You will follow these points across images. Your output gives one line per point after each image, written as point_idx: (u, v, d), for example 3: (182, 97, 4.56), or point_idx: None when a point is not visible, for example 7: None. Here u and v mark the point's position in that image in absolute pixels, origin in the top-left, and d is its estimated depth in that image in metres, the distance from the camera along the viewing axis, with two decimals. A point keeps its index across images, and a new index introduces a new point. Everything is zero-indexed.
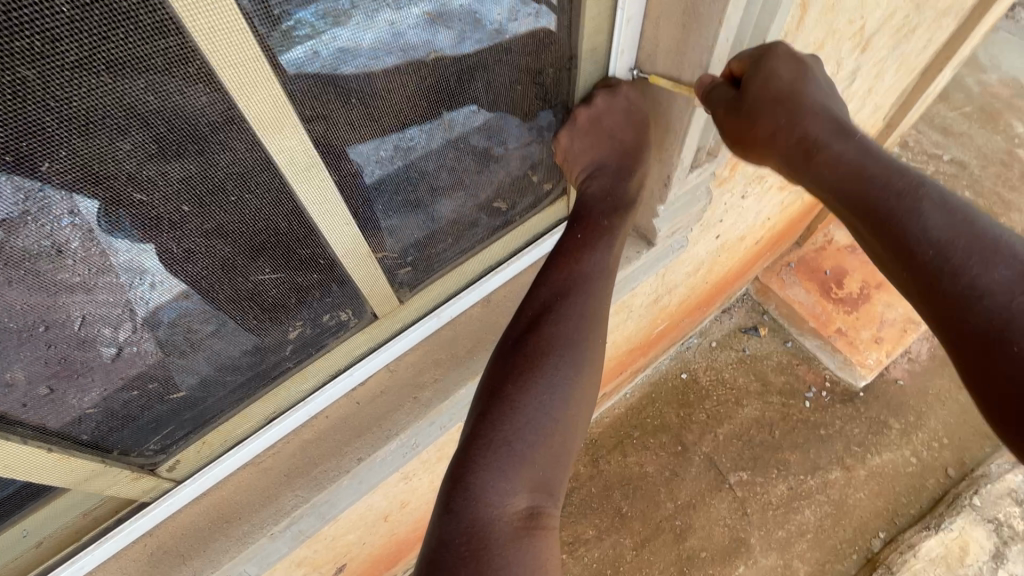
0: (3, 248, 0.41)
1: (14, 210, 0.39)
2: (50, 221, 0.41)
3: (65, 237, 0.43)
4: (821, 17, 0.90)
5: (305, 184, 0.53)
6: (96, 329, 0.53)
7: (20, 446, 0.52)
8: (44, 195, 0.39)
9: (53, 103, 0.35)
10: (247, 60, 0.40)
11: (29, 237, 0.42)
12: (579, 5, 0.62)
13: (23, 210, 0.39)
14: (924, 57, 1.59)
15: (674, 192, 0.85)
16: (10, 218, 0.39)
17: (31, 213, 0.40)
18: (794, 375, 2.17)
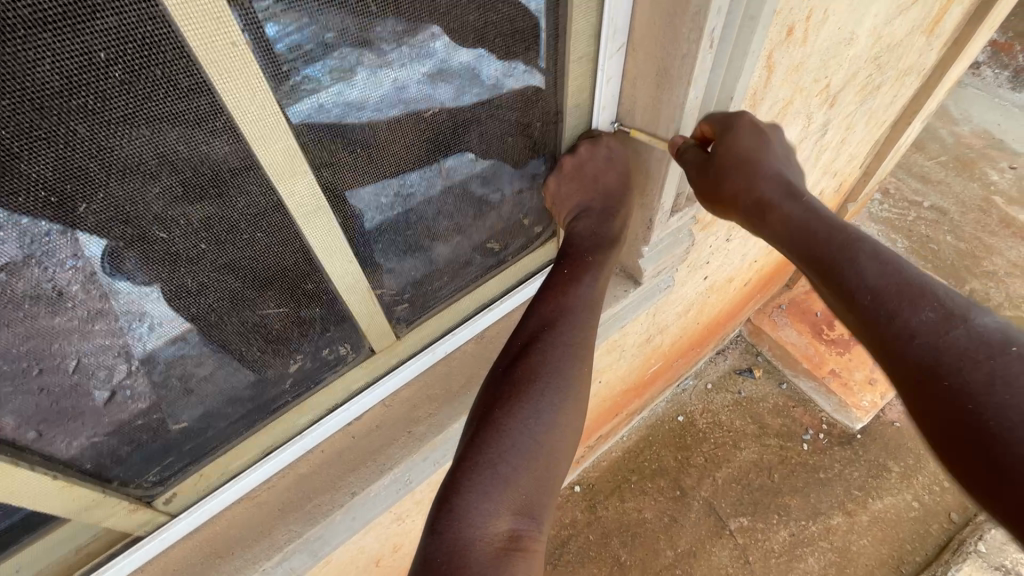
0: (5, 291, 0.43)
1: (18, 254, 0.42)
2: (53, 265, 0.44)
3: (65, 281, 0.46)
4: (787, 76, 0.98)
5: (313, 224, 0.57)
6: (89, 373, 0.55)
7: (31, 472, 0.54)
8: (50, 240, 0.42)
9: (98, 152, 0.39)
10: (267, 116, 0.46)
11: (30, 280, 0.44)
12: (563, 67, 0.69)
13: (27, 254, 0.42)
14: (892, 111, 1.70)
15: (657, 234, 0.91)
16: (13, 262, 0.42)
17: (34, 257, 0.43)
18: (790, 417, 2.18)
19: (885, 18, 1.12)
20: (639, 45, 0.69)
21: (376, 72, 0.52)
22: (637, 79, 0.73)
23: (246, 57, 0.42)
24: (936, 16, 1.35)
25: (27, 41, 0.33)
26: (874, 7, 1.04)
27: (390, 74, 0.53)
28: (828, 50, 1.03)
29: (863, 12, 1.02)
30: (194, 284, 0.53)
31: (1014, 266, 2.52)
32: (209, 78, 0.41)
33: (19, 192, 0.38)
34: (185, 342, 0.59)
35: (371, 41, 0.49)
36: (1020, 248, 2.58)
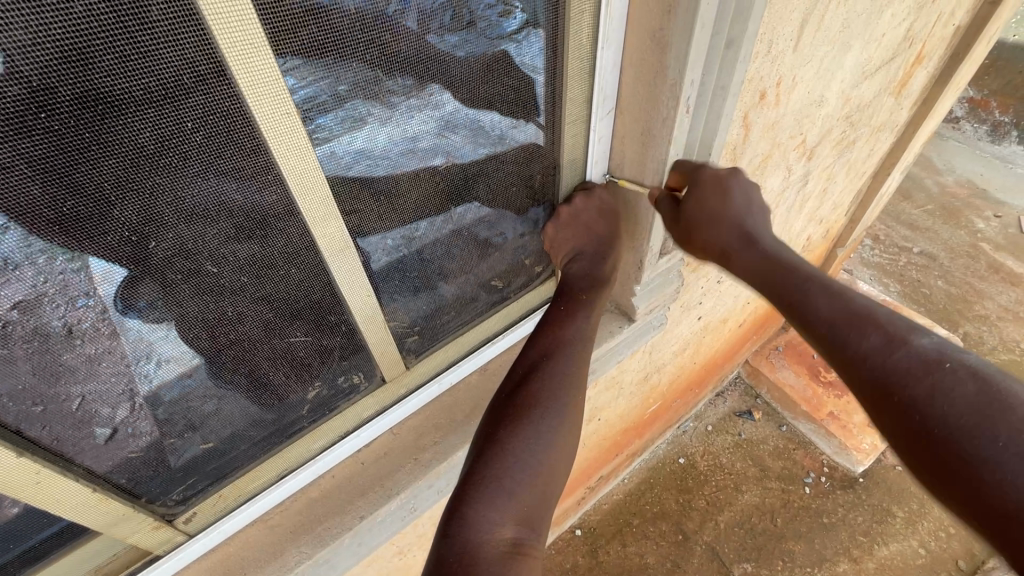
0: (16, 328, 0.47)
1: (33, 292, 0.46)
2: (67, 302, 0.49)
3: (76, 319, 0.51)
4: (763, 134, 1.09)
5: (340, 262, 0.65)
6: (93, 409, 0.58)
7: (75, 483, 0.59)
8: (66, 277, 0.47)
9: (173, 199, 0.48)
10: (310, 172, 0.55)
11: (44, 316, 0.48)
12: (559, 127, 0.79)
13: (41, 291, 0.47)
14: (870, 163, 1.82)
15: (647, 275, 0.99)
16: (28, 299, 0.46)
17: (48, 294, 0.47)
18: (791, 460, 2.18)
19: (853, 82, 1.24)
20: (625, 109, 0.79)
21: (386, 125, 0.59)
22: (625, 138, 0.82)
23: (297, 125, 0.51)
24: (903, 80, 1.48)
25: (135, 115, 0.41)
26: (841, 73, 1.16)
27: (397, 127, 0.60)
28: (801, 110, 1.15)
29: (831, 78, 1.14)
30: (234, 313, 0.60)
31: (1005, 310, 2.58)
32: (267, 140, 0.50)
33: (108, 232, 0.45)
34: (190, 379, 0.64)
35: (379, 99, 0.56)
36: (1010, 293, 2.65)
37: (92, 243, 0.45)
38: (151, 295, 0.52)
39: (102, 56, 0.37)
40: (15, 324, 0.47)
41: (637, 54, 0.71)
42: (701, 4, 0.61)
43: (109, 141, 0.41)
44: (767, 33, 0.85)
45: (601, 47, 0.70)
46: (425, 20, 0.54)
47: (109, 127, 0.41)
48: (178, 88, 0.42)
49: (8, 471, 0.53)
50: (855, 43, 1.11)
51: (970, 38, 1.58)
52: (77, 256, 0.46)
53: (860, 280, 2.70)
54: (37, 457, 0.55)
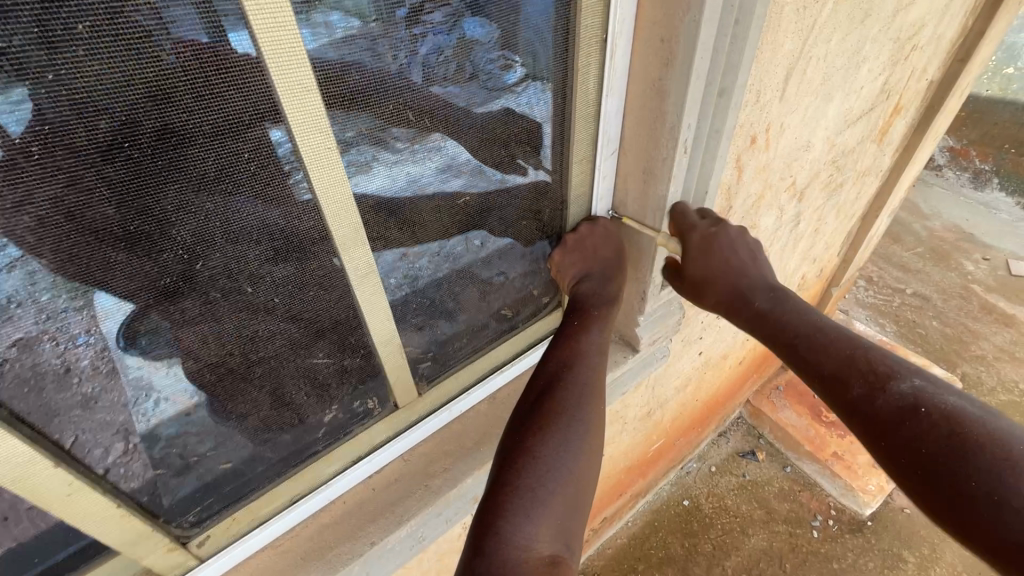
0: (15, 365, 0.48)
1: (36, 329, 0.47)
2: (66, 339, 0.50)
3: (75, 356, 0.52)
4: (755, 176, 1.17)
5: (364, 287, 0.70)
6: (89, 450, 0.59)
7: (104, 497, 0.61)
8: (65, 316, 0.48)
9: (225, 222, 0.52)
10: (344, 199, 0.60)
11: (45, 355, 0.49)
12: (567, 167, 0.85)
13: (42, 329, 0.48)
14: (858, 205, 1.91)
15: (650, 305, 1.03)
16: (29, 336, 0.47)
17: (49, 331, 0.48)
18: (797, 502, 2.15)
19: (836, 130, 1.33)
20: (628, 150, 0.85)
21: (398, 166, 0.64)
22: (627, 176, 0.89)
23: (336, 158, 0.57)
24: (883, 128, 1.59)
25: (201, 146, 0.47)
26: (825, 121, 1.25)
27: (410, 167, 0.65)
28: (789, 155, 1.23)
29: (816, 125, 1.23)
30: (266, 332, 0.64)
31: (1001, 350, 2.62)
32: (310, 171, 0.55)
33: (165, 250, 0.50)
34: (185, 418, 0.67)
35: (390, 142, 0.61)
36: (1004, 333, 2.70)
37: (150, 261, 0.50)
38: (193, 311, 0.56)
39: (183, 96, 0.44)
40: (15, 360, 0.47)
41: (638, 100, 0.78)
42: (695, 58, 0.69)
43: (177, 168, 0.47)
44: (755, 84, 0.93)
45: (605, 95, 0.77)
46: (429, 74, 0.59)
47: (180, 157, 0.47)
48: (240, 124, 0.48)
49: (44, 480, 0.55)
50: (836, 95, 1.21)
51: (943, 91, 1.70)
52: (106, 285, 0.49)
53: (856, 320, 2.74)
54: (70, 470, 0.57)
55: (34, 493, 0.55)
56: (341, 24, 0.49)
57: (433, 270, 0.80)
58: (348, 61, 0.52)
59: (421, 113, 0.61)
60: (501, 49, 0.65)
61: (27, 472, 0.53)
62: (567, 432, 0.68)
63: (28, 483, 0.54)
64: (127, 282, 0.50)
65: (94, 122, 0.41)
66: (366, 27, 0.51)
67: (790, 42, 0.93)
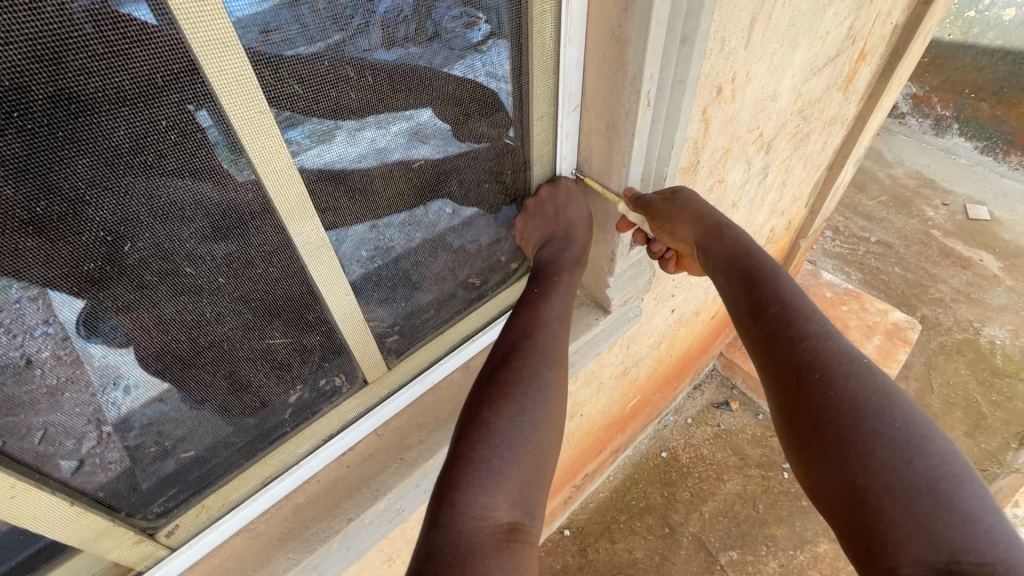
0: None
1: None
2: (23, 332, 0.48)
3: (34, 348, 0.50)
4: (723, 128, 1.15)
5: (317, 263, 0.67)
6: (58, 442, 0.57)
7: (52, 498, 0.58)
8: (20, 306, 0.46)
9: (149, 198, 0.48)
10: (283, 168, 0.56)
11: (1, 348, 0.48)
12: (528, 125, 0.81)
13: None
14: (825, 155, 1.91)
15: (620, 266, 1.02)
16: None
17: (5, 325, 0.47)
18: (769, 447, 2.25)
19: (803, 79, 1.31)
20: (591, 106, 0.82)
21: (350, 134, 0.60)
22: (592, 132, 0.85)
23: (269, 121, 0.52)
24: (849, 75, 1.57)
25: (109, 114, 0.42)
26: (790, 70, 1.22)
27: (359, 136, 0.61)
28: (755, 106, 1.21)
29: (781, 74, 1.21)
30: (213, 315, 0.60)
31: (957, 292, 2.72)
32: (241, 138, 0.51)
33: (82, 233, 0.46)
34: (160, 402, 0.64)
35: (343, 113, 0.58)
36: (961, 276, 2.80)
37: (67, 244, 0.46)
38: (127, 297, 0.52)
39: (78, 56, 0.39)
40: None
41: (599, 52, 0.74)
42: (655, 3, 0.64)
43: (81, 139, 0.42)
44: (719, 32, 0.90)
45: (564, 46, 0.73)
46: (387, 34, 0.56)
47: (84, 127, 0.42)
48: (152, 88, 0.43)
49: None
50: (801, 42, 1.18)
51: (906, 36, 1.69)
52: (14, 276, 0.44)
53: (824, 269, 2.81)
54: (14, 472, 0.53)
55: None
56: None
57: (399, 241, 0.78)
58: (292, 22, 0.48)
59: (367, 81, 0.57)
60: (462, 5, 0.62)
61: None
62: (519, 409, 0.67)
63: None
64: (43, 269, 0.45)
65: None
66: None
67: None
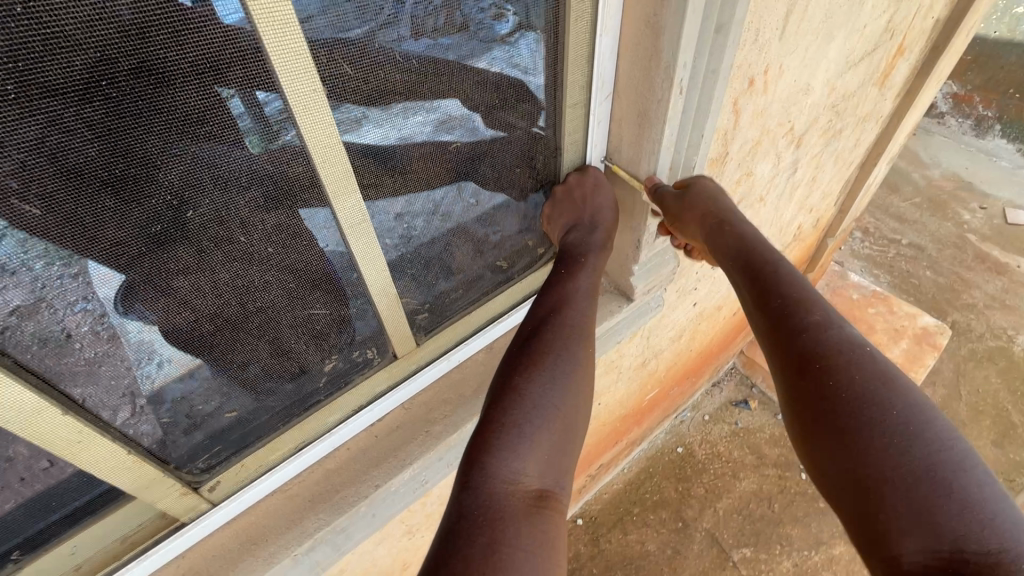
0: (24, 331, 0.50)
1: (35, 298, 0.49)
2: (65, 307, 0.52)
3: (75, 324, 0.54)
4: (754, 120, 1.15)
5: (357, 238, 0.70)
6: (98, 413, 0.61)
7: (112, 442, 0.62)
8: (63, 283, 0.50)
9: (211, 166, 0.52)
10: (331, 144, 0.59)
11: (45, 323, 0.51)
12: (561, 113, 0.83)
13: (42, 298, 0.50)
14: (858, 152, 1.88)
15: (645, 254, 1.03)
16: (32, 304, 0.49)
17: (48, 300, 0.50)
18: (787, 447, 2.24)
19: (837, 72, 1.30)
20: (623, 93, 0.82)
21: (384, 122, 0.63)
22: (622, 119, 0.86)
23: (321, 99, 0.55)
24: (885, 70, 1.55)
25: (182, 86, 0.46)
26: (825, 63, 1.21)
27: (394, 124, 0.64)
28: (787, 100, 1.20)
29: (816, 67, 1.20)
30: (261, 283, 0.64)
31: (992, 298, 2.65)
32: (296, 114, 0.54)
33: (152, 196, 0.50)
34: (191, 377, 0.68)
35: (380, 101, 0.60)
36: (997, 282, 2.72)
37: (138, 206, 0.50)
38: (188, 259, 0.56)
39: (158, 30, 0.42)
40: (23, 326, 0.50)
41: (633, 40, 0.75)
42: None
43: (156, 108, 0.46)
44: (753, 21, 0.90)
45: (599, 34, 0.74)
46: (420, 22, 0.58)
47: (160, 97, 0.45)
48: (220, 62, 0.46)
49: (51, 426, 0.56)
50: (837, 34, 1.17)
51: (948, 30, 1.64)
52: (91, 233, 0.48)
53: (851, 270, 2.76)
54: (79, 418, 0.58)
55: (44, 442, 0.56)
56: None
57: (434, 220, 0.81)
58: (333, 10, 0.51)
59: (408, 65, 0.60)
60: None
61: (37, 419, 0.54)
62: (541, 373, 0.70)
63: (36, 429, 0.55)
64: (118, 228, 0.50)
65: (69, 58, 0.40)
66: None
67: None
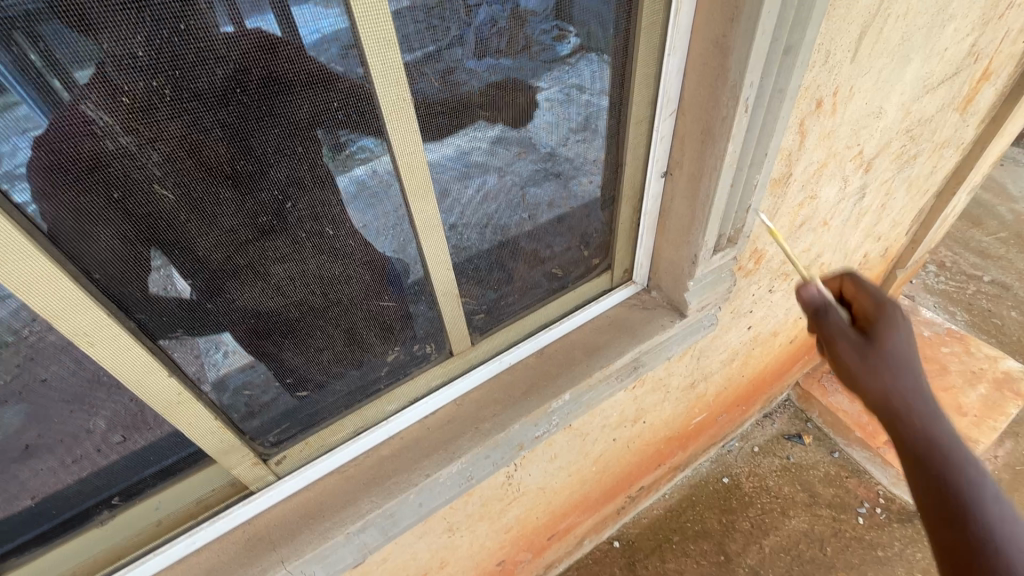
0: (151, 301, 0.58)
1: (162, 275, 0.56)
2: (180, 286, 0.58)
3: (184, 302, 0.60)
4: (821, 142, 1.13)
5: (428, 239, 0.76)
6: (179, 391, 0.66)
7: (203, 409, 0.70)
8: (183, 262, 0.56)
9: (313, 166, 0.59)
10: (414, 152, 0.65)
11: (163, 298, 0.58)
12: (624, 129, 0.86)
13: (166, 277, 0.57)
14: (934, 180, 1.79)
15: (700, 271, 1.03)
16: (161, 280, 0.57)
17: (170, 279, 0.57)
18: (844, 488, 2.14)
19: (914, 96, 1.26)
20: (687, 111, 0.84)
21: (459, 135, 0.68)
22: (685, 137, 0.87)
23: (410, 110, 0.61)
24: (968, 95, 1.48)
25: (298, 95, 0.53)
26: (900, 86, 1.18)
27: (467, 136, 0.69)
28: (858, 122, 1.17)
29: (890, 90, 1.17)
30: (343, 275, 0.71)
31: None
32: (386, 122, 0.60)
33: (263, 190, 0.57)
34: (252, 368, 0.73)
35: (457, 115, 0.66)
36: None
37: (251, 198, 0.57)
38: (285, 248, 0.63)
39: (285, 46, 0.49)
40: (151, 297, 0.57)
41: (700, 59, 0.77)
42: (762, 14, 0.67)
43: (275, 113, 0.53)
44: (824, 43, 0.90)
45: (667, 55, 0.77)
46: (483, 43, 0.62)
47: (279, 104, 0.52)
48: (331, 74, 0.53)
49: (158, 386, 0.64)
50: (915, 57, 1.14)
51: None
52: (212, 221, 0.56)
53: (923, 306, 2.60)
54: (181, 381, 0.66)
55: (151, 398, 0.65)
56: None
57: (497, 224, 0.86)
58: (418, 29, 0.56)
59: (484, 81, 0.65)
60: (555, 20, 0.67)
61: (148, 377, 0.62)
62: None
63: (146, 386, 0.63)
64: (232, 217, 0.57)
65: (213, 69, 0.47)
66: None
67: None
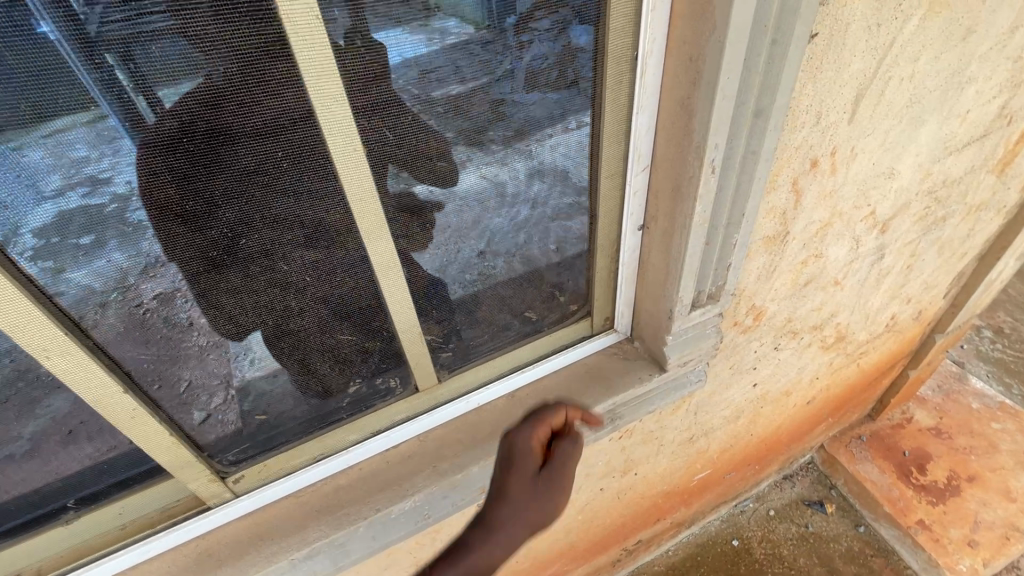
0: (109, 322, 0.63)
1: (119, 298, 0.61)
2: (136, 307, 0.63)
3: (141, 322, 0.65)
4: (822, 201, 1.09)
5: (387, 279, 0.78)
6: (197, 395, 0.77)
7: (158, 425, 0.74)
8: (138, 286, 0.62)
9: (262, 208, 0.62)
10: (367, 196, 0.68)
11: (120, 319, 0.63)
12: (596, 182, 0.86)
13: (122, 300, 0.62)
14: (973, 243, 1.68)
15: (677, 326, 1.00)
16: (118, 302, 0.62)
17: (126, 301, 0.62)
18: (867, 567, 2.00)
19: (934, 157, 1.19)
20: (658, 167, 0.83)
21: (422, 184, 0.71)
22: (658, 192, 0.86)
23: (360, 158, 0.64)
24: (1005, 158, 1.39)
25: (244, 143, 0.57)
26: (915, 147, 1.13)
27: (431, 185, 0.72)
28: (865, 182, 1.12)
29: (902, 151, 1.12)
30: (296, 308, 0.74)
31: None
32: (336, 169, 0.63)
33: (212, 227, 0.61)
34: (273, 377, 0.83)
35: (412, 164, 0.68)
36: None
37: (201, 235, 0.61)
38: (236, 281, 0.67)
39: (230, 101, 0.53)
40: (109, 318, 0.62)
41: (667, 119, 0.77)
42: (720, 78, 0.67)
43: (223, 159, 0.57)
44: (813, 104, 0.88)
45: (635, 113, 0.78)
46: (532, 78, 0.68)
47: (226, 151, 0.57)
48: (276, 125, 0.57)
49: (114, 401, 0.68)
50: (930, 119, 1.08)
51: None
52: (164, 253, 0.60)
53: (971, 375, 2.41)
54: (136, 397, 0.70)
55: (108, 412, 0.69)
56: (458, 29, 0.60)
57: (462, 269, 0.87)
58: (449, 66, 0.62)
59: (440, 133, 0.67)
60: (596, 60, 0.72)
61: (104, 393, 0.67)
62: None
63: (103, 401, 0.68)
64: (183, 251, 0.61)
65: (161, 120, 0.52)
66: (477, 32, 0.61)
67: (858, 61, 0.86)
